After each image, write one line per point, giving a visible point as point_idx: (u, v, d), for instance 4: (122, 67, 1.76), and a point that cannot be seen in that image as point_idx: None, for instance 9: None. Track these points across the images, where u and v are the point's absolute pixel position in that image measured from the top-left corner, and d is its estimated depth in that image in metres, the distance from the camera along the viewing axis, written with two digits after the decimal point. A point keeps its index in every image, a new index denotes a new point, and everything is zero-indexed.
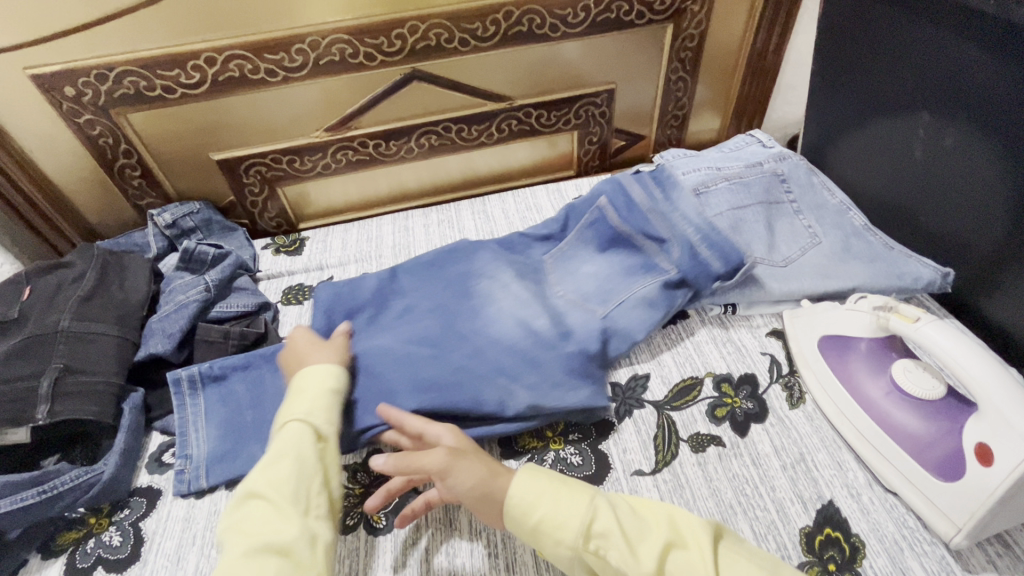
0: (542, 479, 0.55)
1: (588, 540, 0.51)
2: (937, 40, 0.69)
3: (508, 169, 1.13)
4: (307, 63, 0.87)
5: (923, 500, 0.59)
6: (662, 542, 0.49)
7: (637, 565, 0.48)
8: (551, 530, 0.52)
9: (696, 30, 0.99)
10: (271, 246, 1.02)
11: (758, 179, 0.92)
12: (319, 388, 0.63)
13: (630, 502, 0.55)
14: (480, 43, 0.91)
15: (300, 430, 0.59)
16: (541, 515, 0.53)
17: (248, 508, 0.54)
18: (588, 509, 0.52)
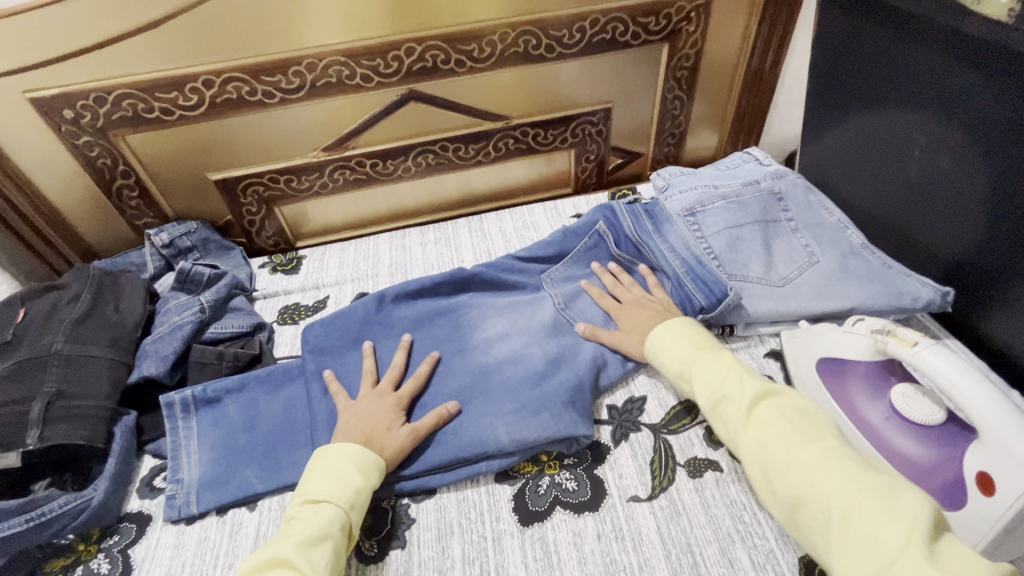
0: (678, 331, 0.70)
1: (677, 378, 0.67)
2: (930, 62, 0.69)
3: (506, 187, 1.14)
4: (304, 84, 0.87)
5: None
6: (725, 390, 0.61)
7: (700, 397, 0.63)
8: (664, 364, 0.69)
9: (692, 50, 0.99)
10: (268, 265, 1.02)
11: (755, 197, 0.92)
12: (361, 472, 0.62)
13: (733, 359, 0.65)
14: (476, 64, 0.92)
15: (337, 516, 0.58)
16: (660, 353, 0.70)
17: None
18: (686, 357, 0.67)
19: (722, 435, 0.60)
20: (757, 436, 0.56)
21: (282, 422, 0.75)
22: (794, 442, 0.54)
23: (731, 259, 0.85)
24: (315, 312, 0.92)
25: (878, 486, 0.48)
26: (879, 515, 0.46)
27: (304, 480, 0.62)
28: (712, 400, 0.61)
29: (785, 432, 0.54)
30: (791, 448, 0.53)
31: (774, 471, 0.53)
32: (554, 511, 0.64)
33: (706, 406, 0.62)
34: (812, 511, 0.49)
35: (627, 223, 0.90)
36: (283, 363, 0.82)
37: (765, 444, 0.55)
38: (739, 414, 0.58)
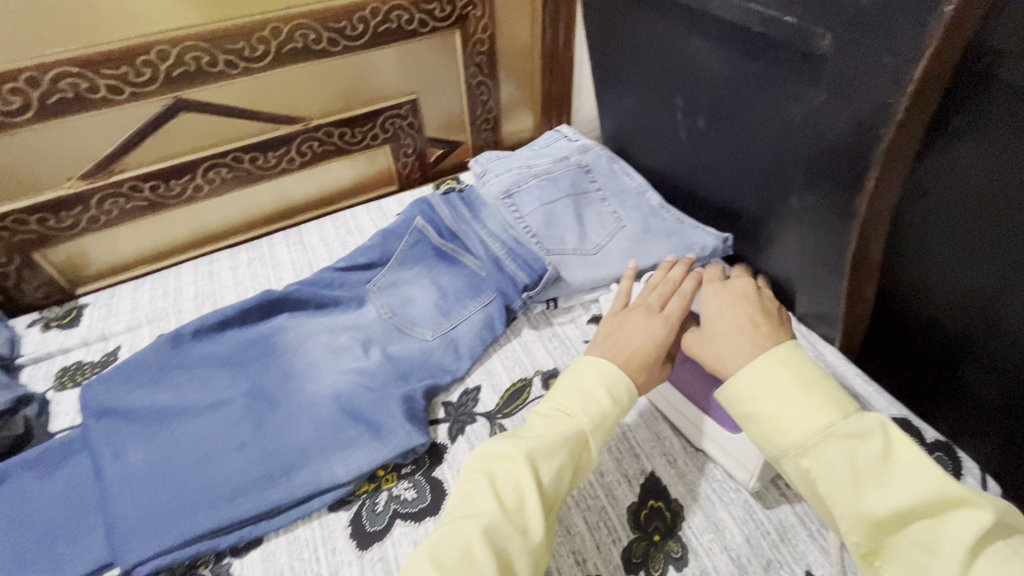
0: (783, 384, 0.49)
1: (796, 457, 0.47)
2: (669, 32, 0.76)
3: (325, 193, 1.06)
4: (30, 104, 0.73)
5: (724, 452, 0.62)
6: (900, 498, 0.42)
7: (837, 496, 0.45)
8: (780, 435, 0.48)
9: (485, 34, 1.00)
10: (39, 322, 0.86)
11: (564, 173, 0.96)
12: (609, 393, 0.57)
13: (900, 452, 0.44)
14: (251, 64, 0.83)
15: (577, 431, 0.54)
16: (762, 411, 0.50)
17: (503, 470, 0.51)
18: (820, 436, 0.46)
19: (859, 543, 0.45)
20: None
21: (62, 508, 0.63)
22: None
23: (548, 235, 0.87)
24: (104, 367, 0.79)
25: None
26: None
27: (568, 378, 0.59)
28: (870, 506, 0.43)
29: None
30: None
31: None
32: (394, 526, 0.61)
33: (843, 509, 0.45)
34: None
35: (443, 218, 0.90)
36: (60, 437, 0.69)
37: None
38: (914, 535, 0.42)
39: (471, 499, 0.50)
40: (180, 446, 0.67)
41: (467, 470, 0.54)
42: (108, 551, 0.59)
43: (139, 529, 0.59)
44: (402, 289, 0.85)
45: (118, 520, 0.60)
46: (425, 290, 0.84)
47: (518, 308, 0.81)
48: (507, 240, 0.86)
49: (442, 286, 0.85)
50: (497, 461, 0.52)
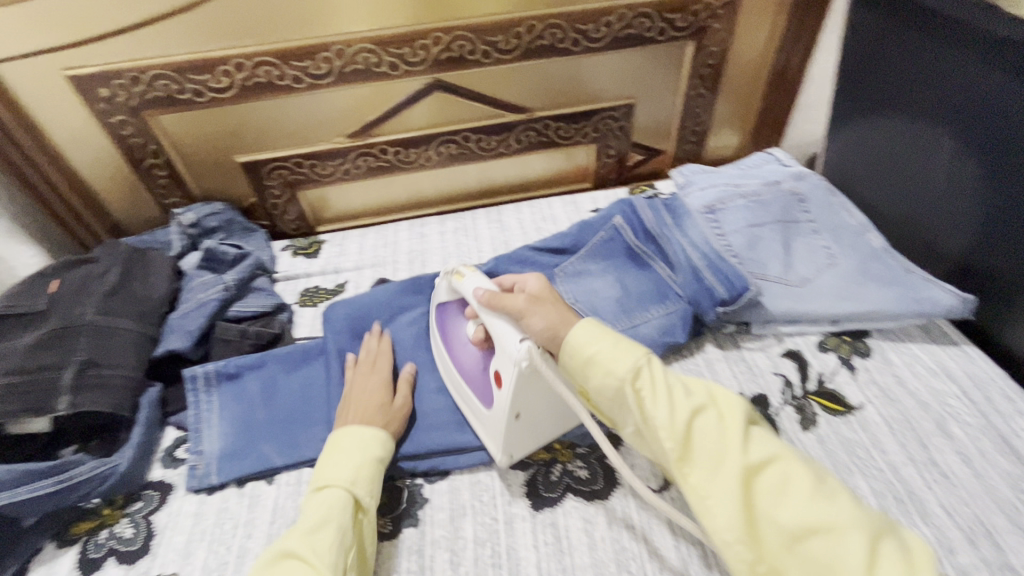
0: (608, 335, 0.59)
1: (633, 387, 0.55)
2: (959, 66, 0.70)
3: (525, 180, 1.14)
4: (332, 70, 0.88)
5: (481, 427, 0.69)
6: (717, 414, 0.52)
7: (658, 414, 0.52)
8: (602, 364, 0.57)
9: (718, 47, 0.99)
10: (290, 248, 1.04)
11: (775, 197, 0.91)
12: (361, 453, 0.63)
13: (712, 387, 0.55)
14: (502, 56, 0.92)
15: (341, 498, 0.58)
16: (594, 353, 0.58)
17: (286, 568, 0.52)
18: (636, 368, 0.55)
19: (682, 460, 0.51)
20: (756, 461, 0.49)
21: (300, 400, 0.77)
22: (801, 475, 0.47)
23: (749, 258, 0.85)
24: (335, 295, 0.94)
25: (887, 534, 0.44)
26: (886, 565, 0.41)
27: (319, 466, 0.62)
28: (682, 422, 0.52)
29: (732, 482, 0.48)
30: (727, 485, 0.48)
31: (773, 506, 0.47)
32: (566, 498, 0.65)
33: (693, 424, 0.52)
34: (803, 551, 0.44)
35: (639, 221, 0.91)
36: (302, 343, 0.83)
37: (799, 494, 0.46)
38: (713, 447, 0.50)
39: None
40: (393, 377, 0.77)
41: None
42: None
43: None
44: (589, 280, 0.89)
45: None
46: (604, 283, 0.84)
47: (709, 319, 0.80)
48: (706, 250, 0.84)
49: (627, 286, 0.86)
50: (279, 564, 0.53)
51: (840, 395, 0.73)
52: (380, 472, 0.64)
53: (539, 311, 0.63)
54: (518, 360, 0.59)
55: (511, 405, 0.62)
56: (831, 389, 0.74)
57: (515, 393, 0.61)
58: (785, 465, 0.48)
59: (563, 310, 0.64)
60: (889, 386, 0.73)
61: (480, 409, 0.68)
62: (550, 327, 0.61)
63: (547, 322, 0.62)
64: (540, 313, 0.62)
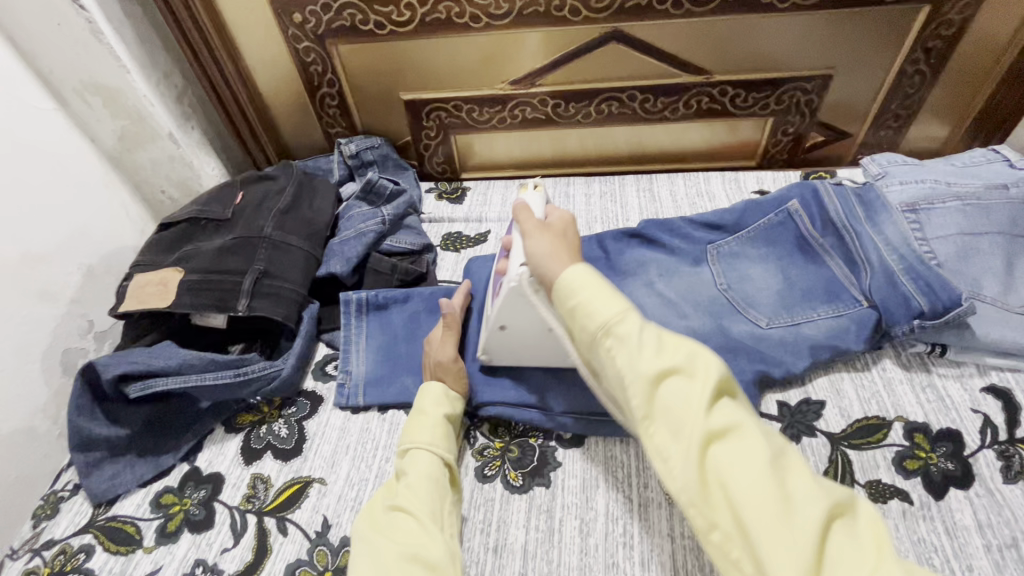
0: (604, 285, 0.52)
1: (567, 308, 0.52)
2: None
3: (681, 149, 1.05)
4: (512, 11, 0.85)
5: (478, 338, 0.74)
6: (666, 362, 0.45)
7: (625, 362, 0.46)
8: (584, 313, 0.50)
9: (959, 16, 0.83)
10: (434, 191, 1.05)
11: (1003, 204, 0.75)
12: (444, 415, 0.64)
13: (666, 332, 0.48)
14: (694, 7, 0.84)
15: (431, 459, 0.60)
16: (576, 300, 0.51)
17: (389, 521, 0.55)
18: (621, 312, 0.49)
19: (609, 383, 0.48)
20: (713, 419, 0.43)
21: None
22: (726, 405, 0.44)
23: (958, 271, 0.71)
24: (477, 244, 0.94)
25: (847, 509, 0.39)
26: (749, 474, 0.40)
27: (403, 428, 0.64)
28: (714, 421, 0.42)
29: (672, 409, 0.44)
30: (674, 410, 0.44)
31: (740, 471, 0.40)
32: None
33: (633, 363, 0.47)
34: (737, 481, 0.40)
35: (818, 209, 0.77)
36: (445, 286, 0.84)
37: (715, 418, 0.43)
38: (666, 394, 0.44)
39: (393, 533, 0.53)
40: None
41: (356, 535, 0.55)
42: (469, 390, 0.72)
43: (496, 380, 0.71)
44: (745, 265, 0.78)
45: (480, 372, 0.72)
46: (768, 275, 0.76)
47: (898, 334, 0.68)
48: (908, 255, 0.70)
49: (790, 278, 0.75)
50: (382, 519, 0.55)
51: None
52: (454, 429, 0.65)
53: (540, 241, 0.58)
54: (514, 279, 0.59)
55: (496, 316, 0.64)
56: None
57: (501, 306, 0.62)
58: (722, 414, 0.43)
59: (566, 243, 0.59)
60: None
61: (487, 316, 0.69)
62: (537, 257, 0.57)
63: (541, 250, 0.57)
64: (541, 237, 0.59)
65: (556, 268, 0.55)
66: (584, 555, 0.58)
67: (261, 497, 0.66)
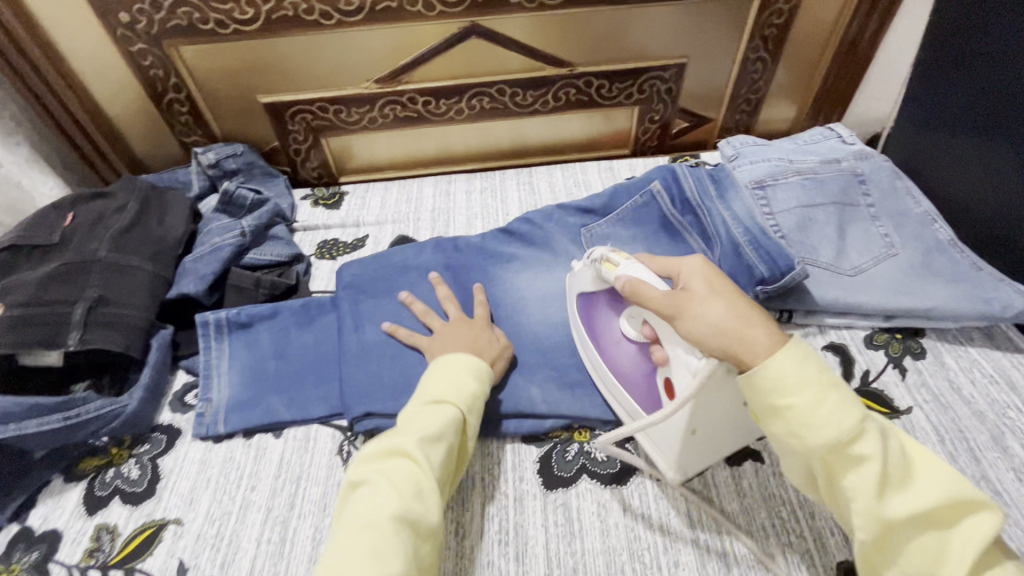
0: (811, 369, 0.43)
1: (768, 405, 0.44)
2: None
3: (560, 141, 1.07)
4: (364, 7, 0.82)
5: (658, 454, 0.59)
6: (845, 435, 0.41)
7: (817, 446, 0.42)
8: (759, 393, 0.44)
9: (786, 5, 0.89)
10: (310, 197, 1.00)
11: (833, 177, 0.82)
12: (477, 381, 0.60)
13: (888, 427, 0.43)
14: (547, 1, 0.84)
15: (457, 419, 0.55)
16: (791, 401, 0.43)
17: (396, 465, 0.51)
18: (821, 398, 0.42)
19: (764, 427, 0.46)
20: (891, 509, 0.41)
21: (312, 354, 0.74)
22: (890, 489, 0.41)
23: (799, 241, 0.77)
24: (355, 250, 0.90)
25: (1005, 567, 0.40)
26: (925, 566, 0.40)
27: (428, 380, 0.59)
28: (882, 510, 0.41)
29: (866, 480, 0.41)
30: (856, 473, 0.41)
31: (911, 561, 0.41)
32: (581, 479, 0.62)
33: (803, 426, 0.42)
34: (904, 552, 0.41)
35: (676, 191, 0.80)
36: (317, 297, 0.80)
37: (887, 501, 0.41)
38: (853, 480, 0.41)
39: (389, 475, 0.50)
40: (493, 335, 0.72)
41: (354, 468, 0.52)
42: (341, 402, 0.69)
43: (369, 390, 0.68)
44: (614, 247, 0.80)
45: (350, 382, 0.69)
46: None
47: (747, 300, 0.72)
48: (752, 226, 0.74)
49: None
50: (388, 458, 0.52)
51: (886, 396, 0.68)
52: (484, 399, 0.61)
53: (714, 305, 0.49)
54: (693, 370, 0.49)
55: (689, 419, 0.53)
56: (876, 389, 0.69)
57: (698, 408, 0.51)
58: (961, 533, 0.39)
59: (739, 303, 0.48)
60: (943, 392, 0.68)
61: (637, 413, 0.60)
62: (718, 326, 0.47)
63: (721, 319, 0.47)
64: (719, 300, 0.49)
65: (757, 333, 0.46)
66: (458, 559, 0.57)
67: (106, 550, 0.59)
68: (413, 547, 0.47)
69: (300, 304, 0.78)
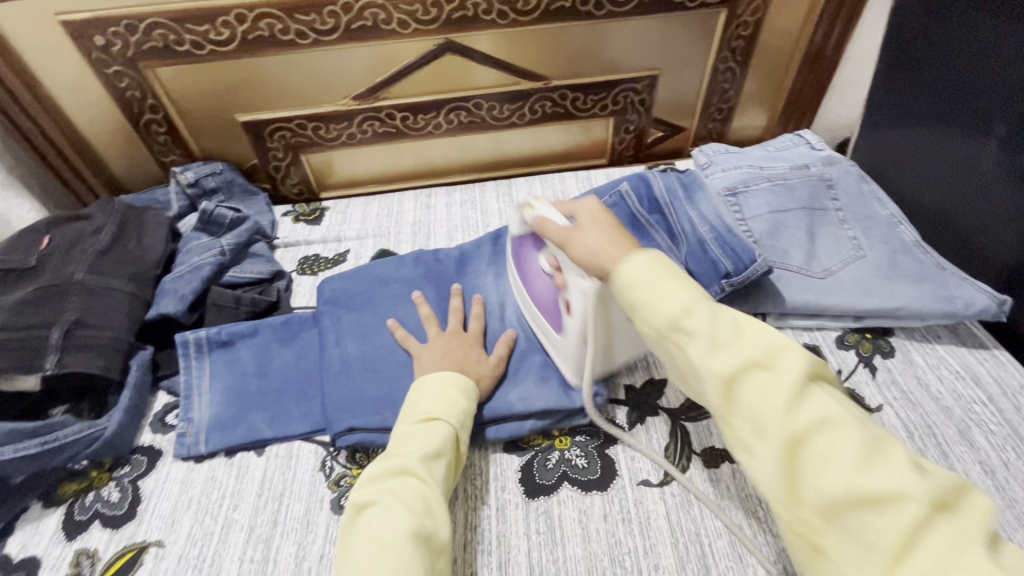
0: (662, 267, 0.49)
1: (629, 303, 0.50)
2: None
3: (538, 152, 1.08)
4: (339, 26, 0.83)
5: (564, 363, 0.67)
6: (747, 355, 0.43)
7: (698, 359, 0.45)
8: (645, 310, 0.48)
9: (752, 17, 0.92)
10: (291, 214, 1.00)
11: (802, 183, 0.84)
12: (466, 397, 0.61)
13: (739, 315, 0.46)
14: (520, 17, 0.86)
15: (453, 436, 0.57)
16: (639, 296, 0.49)
17: (400, 484, 0.52)
18: (691, 304, 0.46)
19: (670, 355, 0.49)
20: (796, 421, 0.41)
21: (293, 371, 0.74)
22: (833, 426, 0.40)
23: (770, 245, 0.79)
24: (336, 265, 0.91)
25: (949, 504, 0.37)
26: (943, 538, 0.35)
27: (415, 398, 0.60)
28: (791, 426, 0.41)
29: (774, 406, 0.41)
30: (759, 394, 0.42)
31: (814, 462, 0.40)
32: (562, 487, 0.63)
33: (679, 316, 0.46)
34: (816, 467, 0.40)
35: (632, 196, 0.81)
36: (298, 313, 0.81)
37: (786, 417, 0.41)
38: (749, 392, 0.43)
39: (396, 494, 0.51)
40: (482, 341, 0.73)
41: (360, 491, 0.53)
42: (323, 418, 0.69)
43: (350, 405, 0.68)
44: None
45: (331, 397, 0.69)
46: None
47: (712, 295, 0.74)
48: (718, 225, 0.76)
49: None
50: (390, 478, 0.53)
51: (857, 395, 0.70)
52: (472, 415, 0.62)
53: (593, 235, 0.55)
54: (585, 290, 0.57)
55: (582, 329, 0.61)
56: (848, 388, 0.71)
57: (582, 318, 0.59)
58: (832, 430, 0.40)
59: (615, 234, 0.55)
60: (911, 389, 0.70)
61: (555, 336, 0.66)
62: (593, 252, 0.54)
63: (597, 245, 0.54)
64: (598, 231, 0.55)
65: (619, 254, 0.52)
66: None
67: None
68: (429, 561, 0.48)
69: (281, 321, 0.78)
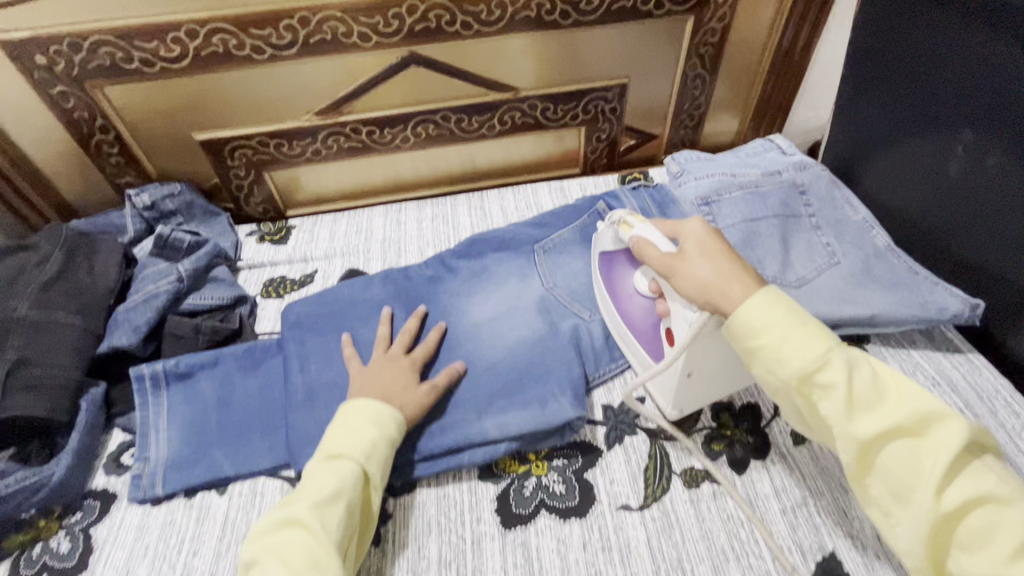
0: (780, 310, 0.50)
1: (746, 349, 0.51)
2: (993, 58, 0.64)
3: (511, 163, 1.06)
4: (296, 40, 0.80)
5: (663, 405, 0.65)
6: (897, 421, 0.45)
7: (834, 419, 0.46)
8: (770, 356, 0.49)
9: (719, 24, 0.92)
10: (255, 234, 0.96)
11: (775, 190, 0.84)
12: (378, 427, 0.58)
13: (876, 367, 0.48)
14: (484, 28, 0.84)
15: (355, 474, 0.54)
16: (767, 343, 0.49)
17: (288, 538, 0.50)
18: (825, 357, 0.47)
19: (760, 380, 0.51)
20: (932, 486, 0.43)
21: (257, 403, 0.71)
22: (923, 460, 0.43)
23: (744, 255, 0.78)
24: (303, 286, 0.87)
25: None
26: None
27: (325, 437, 0.58)
28: (924, 479, 0.43)
29: (907, 455, 0.44)
30: (904, 452, 0.44)
31: (973, 520, 0.42)
32: (539, 515, 0.61)
33: (773, 357, 0.49)
34: (976, 527, 0.42)
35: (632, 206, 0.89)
36: (262, 340, 0.77)
37: (927, 464, 0.43)
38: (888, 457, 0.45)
39: (280, 551, 0.49)
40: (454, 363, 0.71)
41: (248, 545, 0.51)
42: (288, 451, 0.66)
43: (317, 438, 0.65)
44: (568, 262, 0.81)
45: (297, 429, 0.66)
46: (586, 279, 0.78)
47: None
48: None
49: None
50: (282, 532, 0.51)
51: None
52: (393, 446, 0.59)
53: (703, 266, 0.54)
54: (690, 322, 0.56)
55: (684, 363, 0.59)
56: None
57: (687, 352, 0.58)
58: (991, 487, 0.42)
59: (721, 262, 0.54)
60: None
61: (649, 362, 0.66)
62: (703, 285, 0.54)
63: (708, 277, 0.54)
64: (709, 263, 0.54)
65: (733, 288, 0.52)
66: None
67: None
68: None
69: (241, 349, 0.74)
